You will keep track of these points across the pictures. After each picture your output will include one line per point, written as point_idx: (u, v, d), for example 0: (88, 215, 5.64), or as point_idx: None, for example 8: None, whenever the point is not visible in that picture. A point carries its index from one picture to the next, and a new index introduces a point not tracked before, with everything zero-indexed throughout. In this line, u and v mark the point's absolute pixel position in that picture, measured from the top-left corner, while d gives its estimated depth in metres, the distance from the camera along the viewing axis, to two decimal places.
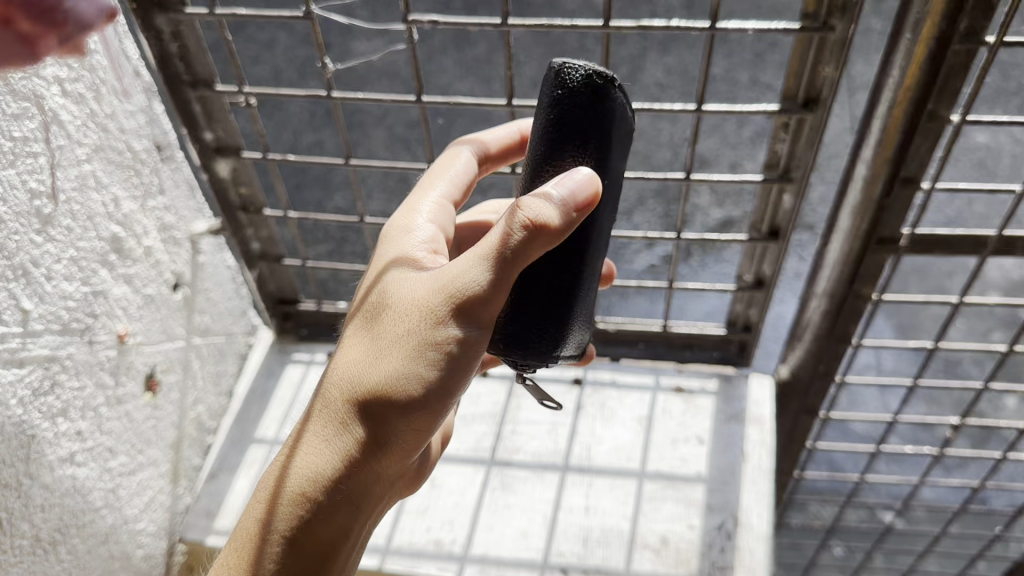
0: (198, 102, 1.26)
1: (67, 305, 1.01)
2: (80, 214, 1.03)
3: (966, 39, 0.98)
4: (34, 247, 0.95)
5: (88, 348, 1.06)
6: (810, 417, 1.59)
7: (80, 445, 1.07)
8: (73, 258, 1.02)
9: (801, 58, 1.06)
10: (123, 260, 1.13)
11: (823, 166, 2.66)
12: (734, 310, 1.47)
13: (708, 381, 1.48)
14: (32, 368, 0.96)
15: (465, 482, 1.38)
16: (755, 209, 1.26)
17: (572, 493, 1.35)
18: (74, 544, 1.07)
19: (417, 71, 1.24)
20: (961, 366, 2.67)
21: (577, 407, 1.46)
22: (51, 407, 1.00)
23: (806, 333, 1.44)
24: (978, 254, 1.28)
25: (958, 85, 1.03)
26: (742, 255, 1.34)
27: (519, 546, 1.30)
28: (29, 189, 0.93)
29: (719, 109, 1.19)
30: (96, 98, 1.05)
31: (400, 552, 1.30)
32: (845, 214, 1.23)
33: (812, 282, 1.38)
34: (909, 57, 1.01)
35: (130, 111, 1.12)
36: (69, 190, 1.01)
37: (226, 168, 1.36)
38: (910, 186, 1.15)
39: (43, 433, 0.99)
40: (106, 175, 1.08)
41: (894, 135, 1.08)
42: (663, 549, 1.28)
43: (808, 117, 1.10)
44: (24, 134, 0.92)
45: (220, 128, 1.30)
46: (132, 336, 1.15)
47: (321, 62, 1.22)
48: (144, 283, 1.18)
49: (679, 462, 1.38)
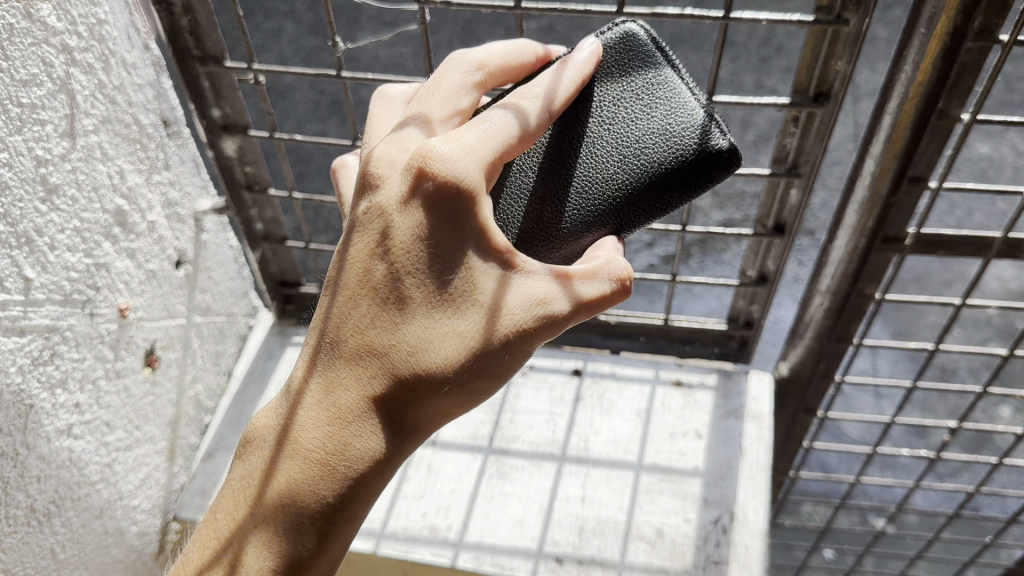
0: (207, 79, 1.24)
1: (69, 276, 1.00)
2: (85, 184, 1.02)
3: (980, 37, 0.99)
4: (39, 215, 0.94)
5: (88, 321, 1.05)
6: (808, 416, 1.60)
7: (78, 418, 1.06)
8: (77, 229, 1.02)
9: (814, 50, 1.06)
10: (126, 234, 1.12)
11: (824, 174, 2.73)
12: (736, 306, 1.47)
13: (708, 376, 1.48)
14: (33, 337, 0.95)
15: (462, 468, 1.38)
16: (761, 204, 1.26)
17: (568, 483, 1.35)
18: (69, 517, 1.06)
19: (426, 49, 1.19)
20: (956, 374, 2.69)
21: (576, 398, 1.46)
22: (50, 377, 0.99)
23: (808, 331, 1.43)
24: (983, 256, 1.29)
25: (969, 84, 1.04)
26: (746, 250, 1.34)
27: (514, 534, 1.30)
28: (34, 157, 0.93)
29: (729, 101, 1.18)
30: (105, 69, 1.05)
31: (395, 537, 1.31)
32: (851, 210, 1.22)
33: (815, 279, 1.38)
34: (921, 53, 1.01)
35: (138, 84, 1.12)
36: (76, 160, 1.00)
37: (233, 146, 1.34)
38: (918, 185, 1.15)
39: (40, 404, 0.98)
40: (113, 147, 1.08)
41: (903, 131, 1.08)
42: (658, 542, 1.28)
43: (818, 111, 1.10)
44: (32, 101, 0.92)
45: (228, 105, 1.29)
46: (133, 310, 1.15)
47: (332, 40, 1.20)
48: (147, 258, 1.17)
49: (676, 456, 1.38)
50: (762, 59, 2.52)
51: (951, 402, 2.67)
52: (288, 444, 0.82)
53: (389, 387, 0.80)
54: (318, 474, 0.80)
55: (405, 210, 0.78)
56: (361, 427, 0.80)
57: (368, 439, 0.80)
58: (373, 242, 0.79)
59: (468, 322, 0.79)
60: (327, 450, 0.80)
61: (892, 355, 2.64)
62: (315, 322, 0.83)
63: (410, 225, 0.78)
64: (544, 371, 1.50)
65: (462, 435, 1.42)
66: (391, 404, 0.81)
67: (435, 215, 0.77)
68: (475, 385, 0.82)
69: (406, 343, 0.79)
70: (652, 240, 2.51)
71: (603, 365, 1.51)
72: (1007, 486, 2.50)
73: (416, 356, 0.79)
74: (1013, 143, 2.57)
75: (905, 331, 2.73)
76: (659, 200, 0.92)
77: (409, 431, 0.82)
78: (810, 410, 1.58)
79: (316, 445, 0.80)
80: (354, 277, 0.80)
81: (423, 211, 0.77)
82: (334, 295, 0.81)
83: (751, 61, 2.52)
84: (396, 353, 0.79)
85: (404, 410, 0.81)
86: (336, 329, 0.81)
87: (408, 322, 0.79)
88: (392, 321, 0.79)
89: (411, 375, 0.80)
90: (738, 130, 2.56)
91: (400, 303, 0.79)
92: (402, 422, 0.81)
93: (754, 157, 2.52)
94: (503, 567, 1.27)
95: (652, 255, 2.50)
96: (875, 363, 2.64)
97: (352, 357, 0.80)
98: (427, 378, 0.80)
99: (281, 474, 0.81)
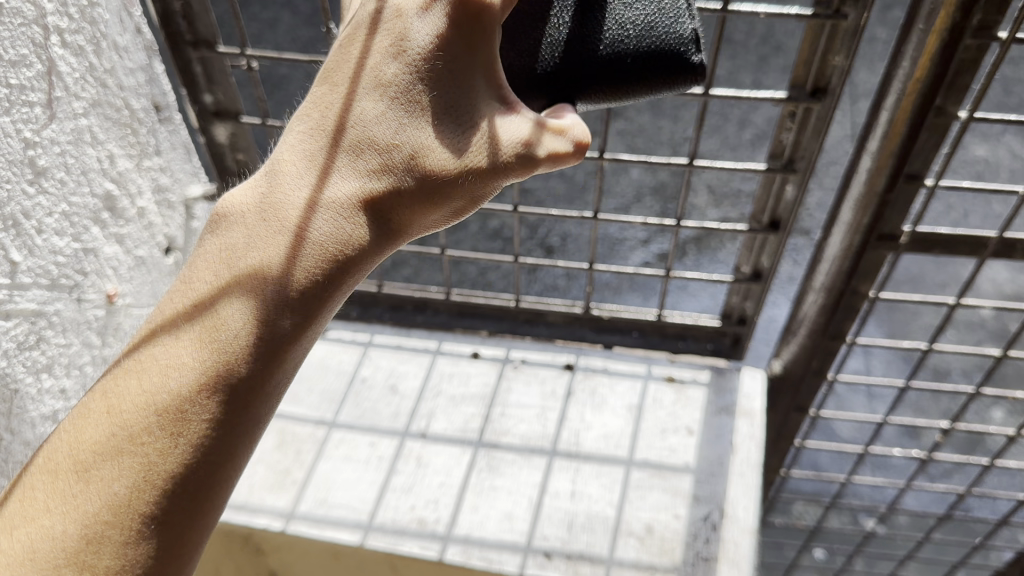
0: (199, 64, 1.23)
1: (57, 261, 0.99)
2: (74, 168, 1.01)
3: (978, 34, 0.98)
4: (26, 198, 0.93)
5: (76, 306, 1.04)
6: (801, 414, 1.59)
7: (64, 404, 1.05)
8: (66, 213, 1.01)
9: (811, 45, 1.05)
10: (116, 219, 1.11)
11: (821, 174, 2.73)
12: (730, 303, 1.46)
13: (700, 372, 1.47)
14: (18, 321, 0.94)
15: (452, 461, 1.37)
16: (756, 199, 1.25)
17: (559, 478, 1.35)
18: None
19: None
20: (949, 376, 2.69)
21: (567, 393, 1.46)
22: (35, 362, 0.98)
23: (801, 328, 1.42)
24: (977, 256, 1.28)
25: (967, 81, 1.03)
26: (740, 246, 1.33)
27: (503, 528, 1.29)
28: (22, 139, 0.91)
29: (726, 94, 1.16)
30: (96, 52, 1.03)
31: (383, 529, 1.30)
32: (846, 207, 1.22)
33: (809, 276, 1.37)
34: (919, 49, 1.00)
35: (129, 68, 1.11)
36: (65, 143, 0.99)
37: (224, 133, 1.33)
38: (913, 182, 1.15)
39: (26, 388, 0.97)
40: (103, 131, 1.06)
41: (900, 128, 1.07)
42: (648, 538, 1.28)
43: (815, 106, 1.09)
44: (21, 82, 0.90)
45: (220, 90, 1.27)
46: (121, 296, 1.14)
47: (327, 26, 1.18)
48: (136, 244, 1.16)
49: (667, 452, 1.37)
50: (761, 58, 2.53)
51: (943, 404, 2.68)
52: (267, 223, 0.64)
53: (388, 178, 0.66)
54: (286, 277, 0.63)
55: (425, 15, 0.68)
56: (343, 222, 0.64)
57: (358, 233, 0.65)
58: (386, 36, 0.68)
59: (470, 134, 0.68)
60: (304, 254, 0.63)
61: (885, 356, 2.64)
62: (309, 110, 0.68)
63: (417, 25, 0.68)
64: (536, 365, 1.50)
65: (451, 429, 1.41)
66: (389, 198, 0.66)
67: (454, 19, 0.68)
68: (465, 202, 0.70)
69: (404, 143, 0.66)
70: (647, 236, 2.50)
71: (595, 361, 1.50)
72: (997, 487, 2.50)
73: (418, 159, 0.67)
74: (1009, 146, 2.58)
75: (899, 331, 2.73)
76: (614, 83, 0.81)
77: (391, 246, 0.67)
78: (803, 408, 1.58)
79: (290, 246, 0.63)
80: (360, 64, 0.68)
81: (442, 15, 0.68)
82: (337, 78, 0.68)
83: (749, 60, 2.52)
84: (398, 150, 0.66)
85: (392, 216, 0.66)
86: (327, 114, 0.67)
87: (412, 118, 0.67)
88: (403, 110, 0.67)
89: (415, 167, 0.66)
90: (735, 128, 2.56)
91: (404, 96, 0.67)
92: (393, 223, 0.67)
93: (751, 155, 2.53)
94: (491, 561, 1.26)
95: (647, 251, 2.50)
96: (868, 363, 2.65)
97: (357, 131, 0.66)
98: (425, 186, 0.67)
99: (248, 261, 0.64)
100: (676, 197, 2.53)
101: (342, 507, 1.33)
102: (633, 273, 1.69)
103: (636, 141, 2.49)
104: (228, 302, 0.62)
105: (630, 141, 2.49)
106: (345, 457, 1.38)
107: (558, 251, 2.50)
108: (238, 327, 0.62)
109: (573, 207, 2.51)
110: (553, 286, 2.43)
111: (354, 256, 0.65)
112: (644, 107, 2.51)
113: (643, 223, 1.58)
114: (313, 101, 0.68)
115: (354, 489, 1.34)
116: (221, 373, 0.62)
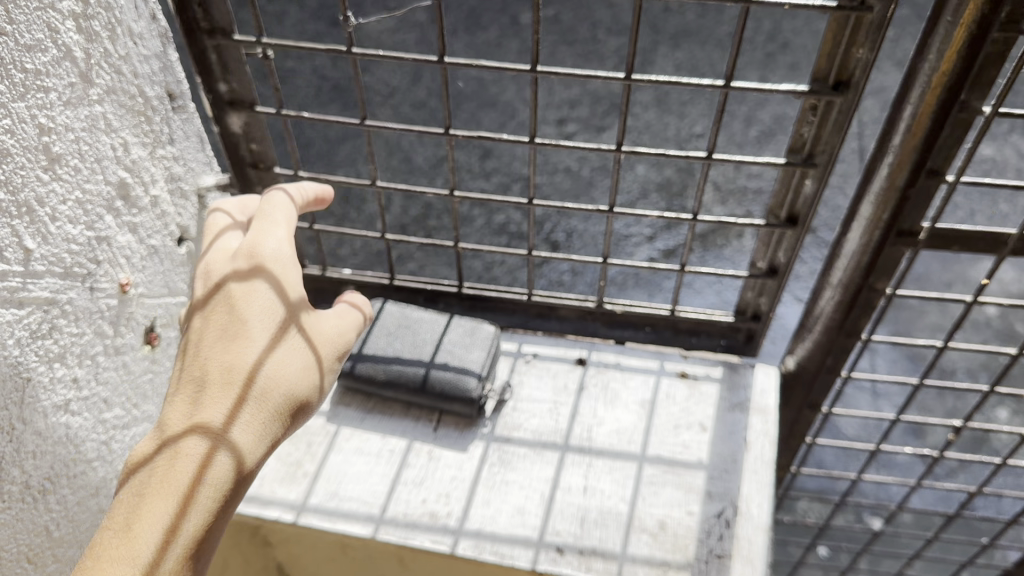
0: (215, 52, 1.22)
1: (70, 249, 0.98)
2: (88, 155, 1.00)
3: (1006, 27, 0.97)
4: (39, 184, 0.91)
5: (89, 295, 1.02)
6: (811, 411, 1.59)
7: (76, 394, 1.03)
8: (79, 201, 0.99)
9: (835, 37, 1.04)
10: (129, 208, 1.10)
11: None
12: (745, 298, 1.44)
13: (713, 368, 1.46)
14: (32, 309, 0.91)
15: (464, 455, 1.36)
16: (775, 193, 1.24)
17: (571, 472, 1.34)
18: (62, 495, 1.03)
19: (439, 18, 1.16)
20: (954, 375, 2.69)
21: (580, 387, 1.45)
22: (48, 351, 0.96)
23: (817, 325, 1.41)
24: (996, 253, 1.27)
25: (992, 75, 1.02)
26: (757, 242, 1.32)
27: (515, 523, 1.28)
28: (37, 124, 0.90)
29: (748, 88, 1.15)
30: (111, 38, 1.02)
31: (394, 523, 1.29)
32: (866, 203, 1.21)
33: (826, 272, 1.36)
34: (946, 42, 0.99)
35: (144, 55, 1.10)
36: (79, 130, 0.98)
37: (238, 122, 1.31)
38: (935, 178, 1.14)
39: (38, 377, 0.95)
40: (116, 119, 1.05)
41: (924, 122, 1.07)
42: (661, 534, 1.27)
43: (838, 100, 1.08)
44: (36, 67, 0.89)
45: (235, 80, 1.26)
46: (134, 286, 1.13)
47: (343, 15, 1.17)
48: (149, 234, 1.15)
49: (680, 448, 1.36)
50: (767, 55, 2.52)
51: (948, 403, 2.68)
52: (172, 451, 0.90)
53: (251, 400, 0.93)
54: (202, 484, 0.88)
55: (245, 288, 0.97)
56: (239, 437, 0.91)
57: (252, 452, 0.91)
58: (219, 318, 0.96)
59: (321, 351, 1.00)
60: (221, 446, 0.90)
61: (890, 354, 2.64)
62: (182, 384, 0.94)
63: (241, 304, 0.97)
64: (548, 360, 1.49)
65: (462, 423, 1.40)
66: (255, 424, 0.92)
67: (268, 293, 0.98)
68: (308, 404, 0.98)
69: (268, 367, 0.94)
70: (654, 232, 2.50)
71: (607, 355, 1.49)
72: (1003, 487, 2.50)
73: (271, 381, 0.94)
74: (1016, 145, 2.58)
75: (904, 330, 2.73)
76: None
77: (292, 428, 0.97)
78: (814, 405, 1.57)
79: (199, 456, 0.89)
80: (206, 373, 0.93)
81: (257, 300, 0.97)
82: (187, 390, 0.93)
83: (755, 57, 2.51)
84: (257, 392, 0.93)
85: (272, 422, 0.94)
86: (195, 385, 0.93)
87: (265, 359, 0.95)
88: (244, 359, 0.94)
89: (282, 386, 0.95)
90: (742, 125, 2.55)
91: (248, 364, 0.94)
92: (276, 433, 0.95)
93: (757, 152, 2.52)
94: (503, 555, 1.25)
95: (653, 248, 2.49)
96: (874, 361, 2.64)
97: (221, 373, 0.93)
98: (285, 403, 0.95)
99: (166, 462, 0.89)
100: (683, 194, 2.52)
101: (354, 500, 1.32)
102: (645, 266, 1.68)
103: (642, 138, 2.48)
104: (138, 539, 0.83)
105: (636, 137, 2.48)
106: (357, 450, 1.37)
107: (563, 247, 2.49)
108: (149, 537, 0.83)
109: (579, 203, 2.51)
110: (559, 281, 2.43)
111: (270, 445, 0.93)
112: (650, 104, 2.50)
113: (656, 218, 1.57)
114: (177, 393, 0.94)
115: (366, 482, 1.34)
116: (140, 555, 0.83)
